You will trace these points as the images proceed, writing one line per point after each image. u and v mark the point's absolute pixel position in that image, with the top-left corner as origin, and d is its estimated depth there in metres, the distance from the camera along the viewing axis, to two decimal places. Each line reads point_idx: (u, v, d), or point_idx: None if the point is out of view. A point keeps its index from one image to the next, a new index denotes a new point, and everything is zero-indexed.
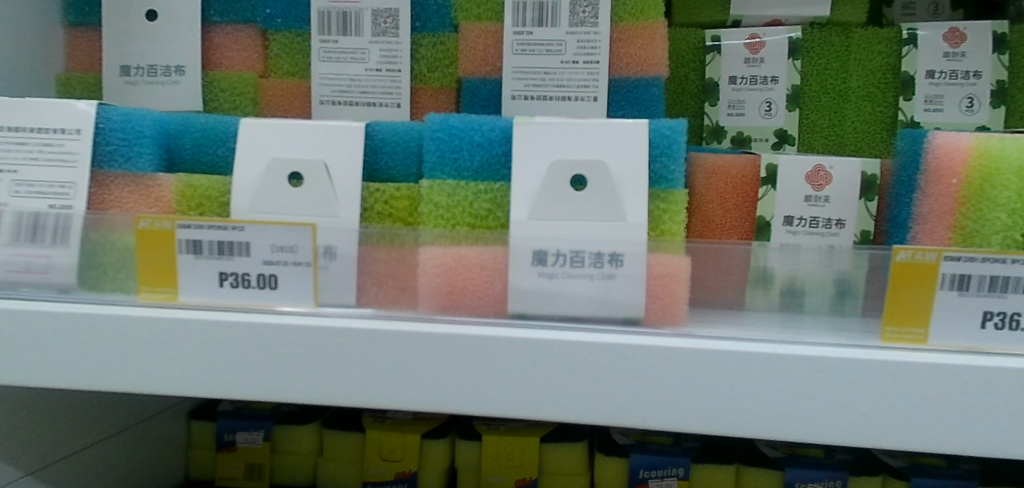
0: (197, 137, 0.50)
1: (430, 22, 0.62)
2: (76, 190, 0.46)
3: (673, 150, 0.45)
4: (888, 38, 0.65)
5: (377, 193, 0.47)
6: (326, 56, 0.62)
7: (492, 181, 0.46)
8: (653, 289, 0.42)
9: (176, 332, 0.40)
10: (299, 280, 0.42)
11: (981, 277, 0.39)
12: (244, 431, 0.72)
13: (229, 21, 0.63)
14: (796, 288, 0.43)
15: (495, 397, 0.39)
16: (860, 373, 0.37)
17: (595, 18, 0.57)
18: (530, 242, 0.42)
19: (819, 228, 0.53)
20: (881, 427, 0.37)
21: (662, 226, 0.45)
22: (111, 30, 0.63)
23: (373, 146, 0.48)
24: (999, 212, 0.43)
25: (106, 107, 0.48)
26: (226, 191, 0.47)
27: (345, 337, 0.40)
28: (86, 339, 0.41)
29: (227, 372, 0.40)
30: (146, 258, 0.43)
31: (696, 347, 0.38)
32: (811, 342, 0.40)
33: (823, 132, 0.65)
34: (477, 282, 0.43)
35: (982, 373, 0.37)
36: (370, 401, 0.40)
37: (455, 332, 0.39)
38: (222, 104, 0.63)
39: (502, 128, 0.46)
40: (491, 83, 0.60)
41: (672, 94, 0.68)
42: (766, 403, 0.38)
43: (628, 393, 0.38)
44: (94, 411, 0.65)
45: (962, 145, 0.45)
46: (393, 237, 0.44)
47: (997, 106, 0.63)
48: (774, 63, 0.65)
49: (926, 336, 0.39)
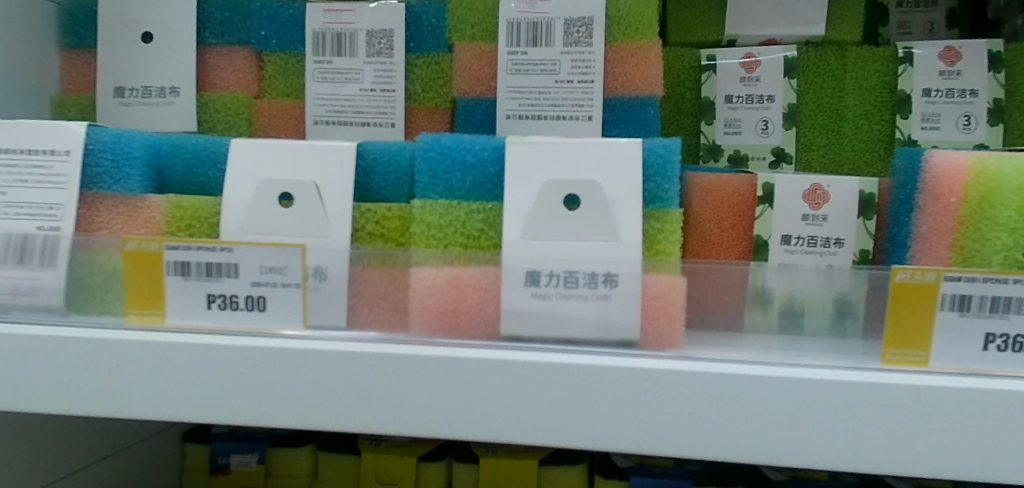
0: (188, 159, 0.50)
1: (424, 42, 0.62)
2: (65, 212, 0.46)
3: (668, 170, 0.45)
4: (885, 57, 0.64)
5: (368, 212, 0.46)
6: (321, 76, 0.62)
7: (485, 200, 0.45)
8: (648, 310, 0.42)
9: (163, 356, 0.40)
10: (288, 303, 0.41)
11: (981, 298, 0.38)
12: (238, 454, 0.71)
13: (224, 42, 0.63)
14: (795, 308, 0.43)
15: (487, 421, 0.38)
16: (861, 396, 0.36)
17: (589, 38, 0.57)
18: (524, 262, 0.41)
19: (817, 247, 0.52)
20: (886, 452, 0.36)
21: (657, 246, 0.44)
22: (107, 53, 0.63)
23: (365, 166, 0.48)
24: (999, 231, 0.43)
25: (95, 128, 0.47)
26: (215, 211, 0.47)
27: (335, 361, 0.39)
28: (74, 364, 0.40)
29: (215, 396, 0.39)
30: (134, 280, 0.42)
31: (694, 370, 0.38)
32: (810, 365, 0.39)
33: (821, 150, 0.65)
34: (470, 303, 0.43)
35: (983, 397, 0.36)
36: (362, 426, 0.39)
37: (446, 355, 0.39)
38: (215, 125, 0.63)
39: (494, 147, 0.46)
40: (486, 103, 0.60)
41: (667, 113, 0.67)
42: (764, 427, 0.37)
43: (626, 418, 0.38)
44: (85, 436, 0.64)
45: (959, 164, 0.44)
46: (385, 258, 0.44)
47: (995, 124, 0.62)
48: (770, 82, 0.65)
49: (928, 358, 0.39)
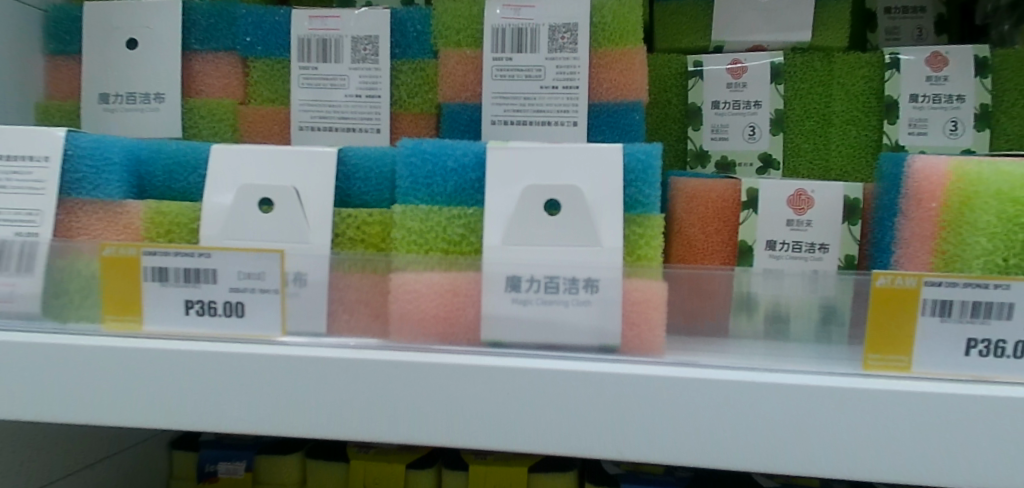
0: (168, 165, 0.50)
1: (410, 49, 0.62)
2: (43, 217, 0.46)
3: (650, 175, 0.45)
4: (872, 63, 0.64)
5: (349, 218, 0.46)
6: (306, 82, 0.62)
7: (466, 205, 0.45)
8: (629, 315, 0.42)
9: (139, 363, 0.39)
10: (266, 309, 0.41)
11: (963, 302, 0.38)
12: (225, 461, 0.70)
13: (210, 49, 0.63)
14: (781, 314, 0.42)
15: (464, 427, 0.38)
16: (840, 402, 0.36)
17: (574, 44, 0.57)
18: (504, 268, 0.41)
19: (802, 252, 0.52)
20: (867, 458, 0.36)
21: (638, 251, 0.44)
22: (93, 59, 0.63)
23: (346, 172, 0.48)
24: (980, 236, 0.43)
25: (75, 134, 0.47)
26: (195, 217, 0.47)
27: (314, 367, 0.39)
28: (48, 371, 0.40)
29: (191, 403, 0.39)
30: (111, 286, 0.42)
31: (673, 375, 0.37)
32: (791, 370, 0.39)
33: (808, 156, 0.65)
34: (449, 309, 0.42)
35: (962, 402, 0.36)
36: (340, 433, 0.39)
37: (424, 361, 0.38)
38: (200, 131, 0.63)
39: (475, 153, 0.45)
40: (471, 109, 0.60)
41: (655, 119, 0.67)
42: (743, 433, 0.37)
43: (605, 424, 0.37)
44: (68, 444, 0.63)
45: (940, 169, 0.44)
46: (366, 263, 0.43)
47: (982, 129, 0.62)
48: (756, 88, 0.65)
49: (909, 364, 0.38)
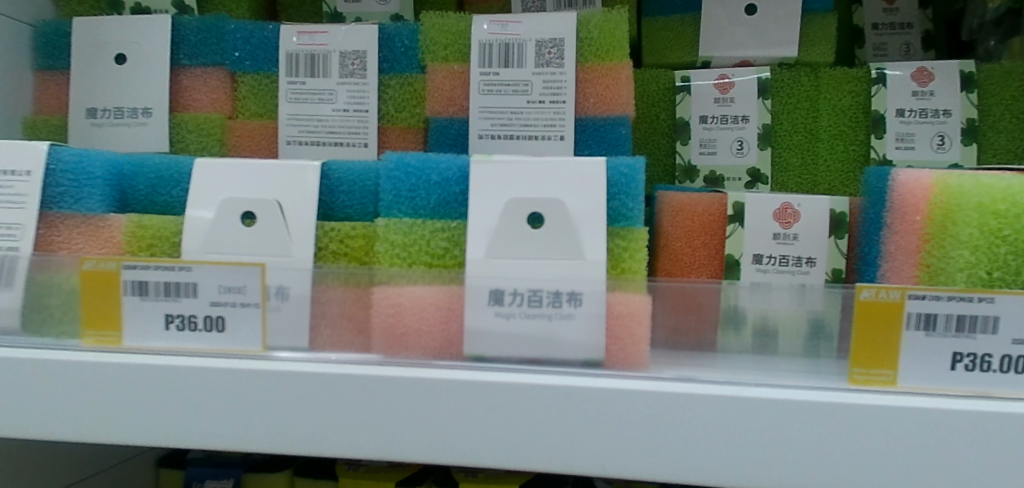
0: (152, 179, 0.50)
1: (398, 63, 0.62)
2: (24, 231, 0.46)
3: (632, 189, 0.44)
4: (858, 78, 0.65)
5: (332, 231, 0.46)
6: (294, 97, 0.62)
7: (449, 218, 0.45)
8: (613, 330, 0.41)
9: (117, 377, 0.39)
10: (246, 323, 0.41)
11: (947, 316, 0.38)
12: (212, 479, 0.68)
13: (198, 64, 0.63)
14: (768, 329, 0.42)
15: (445, 441, 0.38)
16: (823, 416, 0.36)
17: (560, 59, 0.58)
18: (486, 281, 0.40)
19: (789, 266, 0.52)
20: (851, 474, 0.36)
21: (622, 264, 0.44)
22: (80, 75, 0.64)
23: (329, 185, 0.48)
24: (963, 249, 0.42)
25: (58, 147, 0.47)
26: (177, 230, 0.47)
27: (294, 382, 0.38)
28: (24, 386, 0.40)
29: (169, 418, 0.39)
30: (89, 300, 0.42)
31: (656, 390, 0.37)
32: (775, 384, 0.39)
33: (796, 171, 0.65)
34: (432, 323, 0.42)
35: (945, 417, 0.36)
36: (320, 448, 0.38)
37: (406, 375, 0.38)
38: (187, 145, 0.63)
39: (459, 166, 0.45)
40: (458, 123, 0.60)
41: (643, 133, 0.68)
42: (726, 447, 0.36)
43: (585, 439, 0.37)
44: (53, 462, 0.62)
45: (924, 183, 0.44)
46: (349, 277, 0.43)
47: (969, 143, 0.62)
48: (744, 103, 0.65)
49: (895, 378, 0.38)
